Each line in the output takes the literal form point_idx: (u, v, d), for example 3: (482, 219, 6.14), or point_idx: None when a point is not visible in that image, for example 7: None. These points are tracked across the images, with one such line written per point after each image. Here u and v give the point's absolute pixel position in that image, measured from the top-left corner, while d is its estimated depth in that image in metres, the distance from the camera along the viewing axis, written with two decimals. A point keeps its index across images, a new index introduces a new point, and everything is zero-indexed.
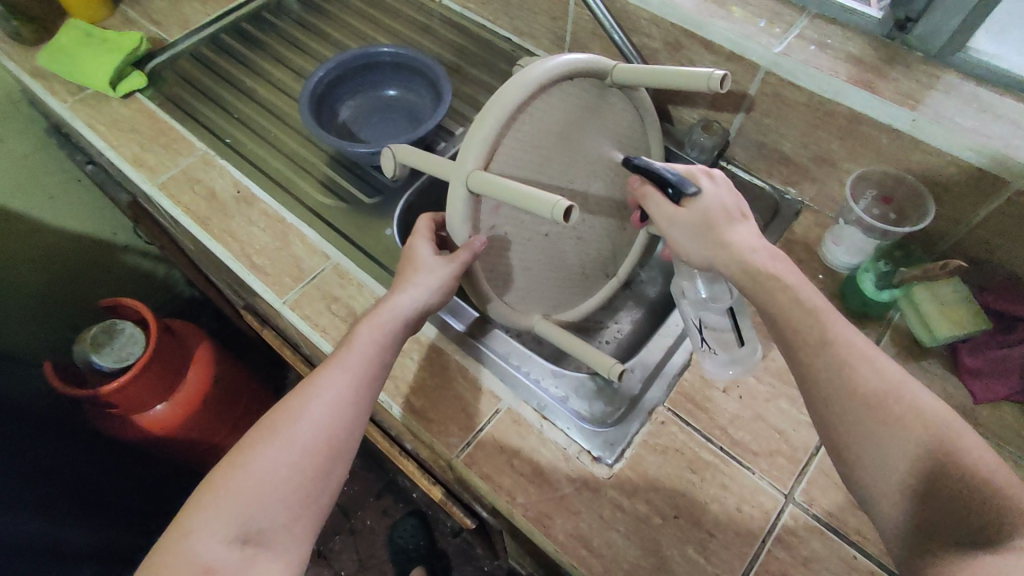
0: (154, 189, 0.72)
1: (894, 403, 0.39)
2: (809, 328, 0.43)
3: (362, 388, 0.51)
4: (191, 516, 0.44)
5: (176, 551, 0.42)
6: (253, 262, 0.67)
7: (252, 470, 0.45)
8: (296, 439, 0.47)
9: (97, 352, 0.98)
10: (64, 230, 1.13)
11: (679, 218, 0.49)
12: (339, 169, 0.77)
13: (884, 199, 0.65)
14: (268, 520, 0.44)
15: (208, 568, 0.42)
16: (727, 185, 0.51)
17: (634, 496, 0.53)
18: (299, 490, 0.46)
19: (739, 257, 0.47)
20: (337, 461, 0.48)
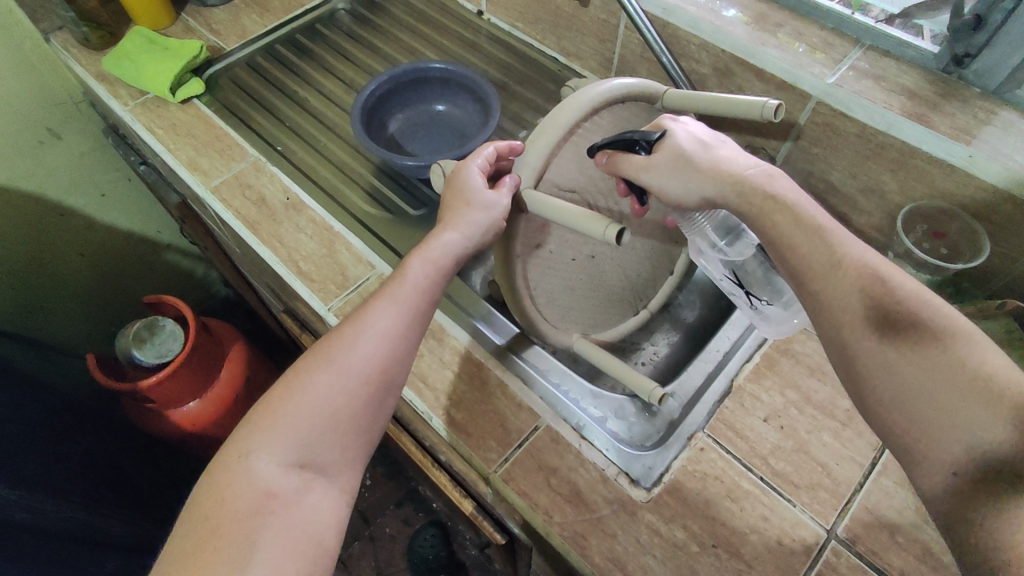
0: (207, 193, 0.74)
1: (908, 317, 0.39)
2: (815, 250, 0.43)
3: (412, 325, 0.51)
4: (249, 436, 0.45)
5: (235, 472, 0.43)
6: (299, 268, 0.68)
7: (308, 397, 0.46)
8: (349, 372, 0.48)
9: (139, 347, 1.00)
10: (111, 227, 1.16)
11: (652, 163, 0.50)
12: (385, 181, 0.78)
13: (935, 233, 0.63)
14: (322, 446, 0.46)
15: (270, 492, 0.43)
16: (686, 123, 0.52)
17: (672, 521, 0.53)
18: (351, 423, 0.48)
19: (727, 182, 0.47)
20: (385, 397, 0.50)
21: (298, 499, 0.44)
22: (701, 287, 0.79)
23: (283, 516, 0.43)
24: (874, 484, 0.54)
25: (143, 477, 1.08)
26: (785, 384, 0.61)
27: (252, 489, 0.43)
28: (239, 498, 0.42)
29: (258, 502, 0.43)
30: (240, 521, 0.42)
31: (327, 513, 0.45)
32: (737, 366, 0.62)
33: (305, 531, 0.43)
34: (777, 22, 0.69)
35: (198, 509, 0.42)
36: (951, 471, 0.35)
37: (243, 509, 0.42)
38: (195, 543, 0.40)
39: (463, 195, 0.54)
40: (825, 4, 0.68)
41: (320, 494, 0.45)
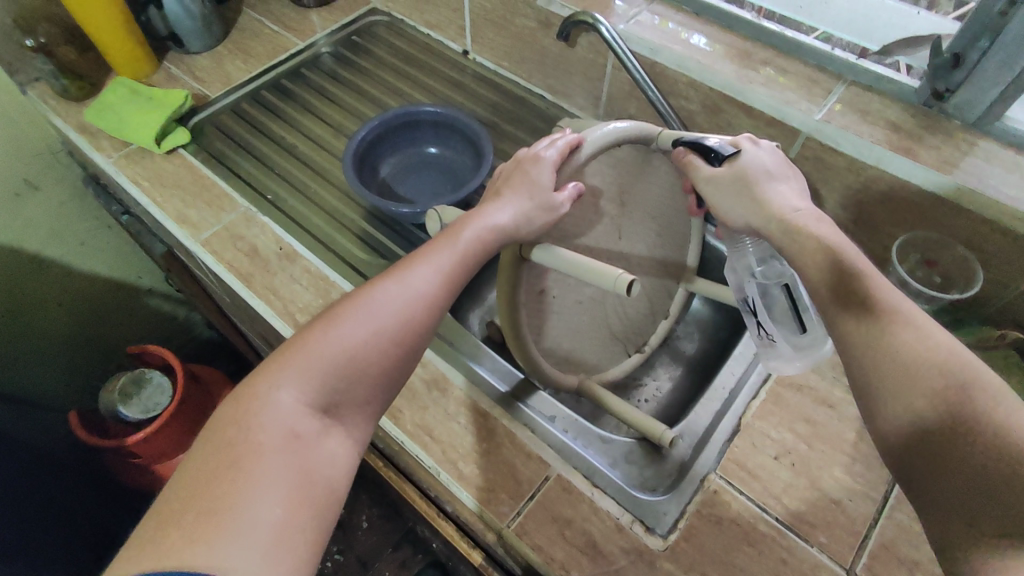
0: (197, 246, 0.72)
1: (933, 360, 0.37)
2: (851, 289, 0.42)
3: (452, 287, 0.50)
4: (279, 371, 0.42)
5: (261, 403, 0.41)
6: (296, 320, 0.67)
7: (343, 340, 0.44)
8: (385, 319, 0.46)
9: (125, 402, 0.98)
10: (92, 274, 1.13)
11: (716, 177, 0.52)
12: (378, 226, 0.78)
13: (928, 262, 0.64)
14: (347, 395, 0.44)
15: (294, 430, 0.40)
16: (772, 149, 0.53)
17: (691, 570, 0.52)
18: (379, 376, 0.45)
19: (773, 215, 0.48)
20: (415, 356, 0.48)
21: (317, 442, 0.41)
22: (698, 320, 0.79)
23: (303, 457, 0.40)
24: (888, 520, 0.54)
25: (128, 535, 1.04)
26: (792, 419, 0.61)
27: (277, 422, 0.40)
28: (263, 430, 0.40)
29: (281, 438, 0.40)
30: (261, 452, 0.39)
31: (343, 464, 0.42)
32: (743, 404, 0.62)
33: (320, 477, 0.40)
34: (761, 59, 0.70)
35: (218, 435, 0.39)
36: (966, 522, 0.32)
37: (265, 441, 0.39)
38: (214, 464, 0.37)
39: (529, 177, 0.53)
40: (807, 41, 0.70)
41: (339, 443, 0.43)
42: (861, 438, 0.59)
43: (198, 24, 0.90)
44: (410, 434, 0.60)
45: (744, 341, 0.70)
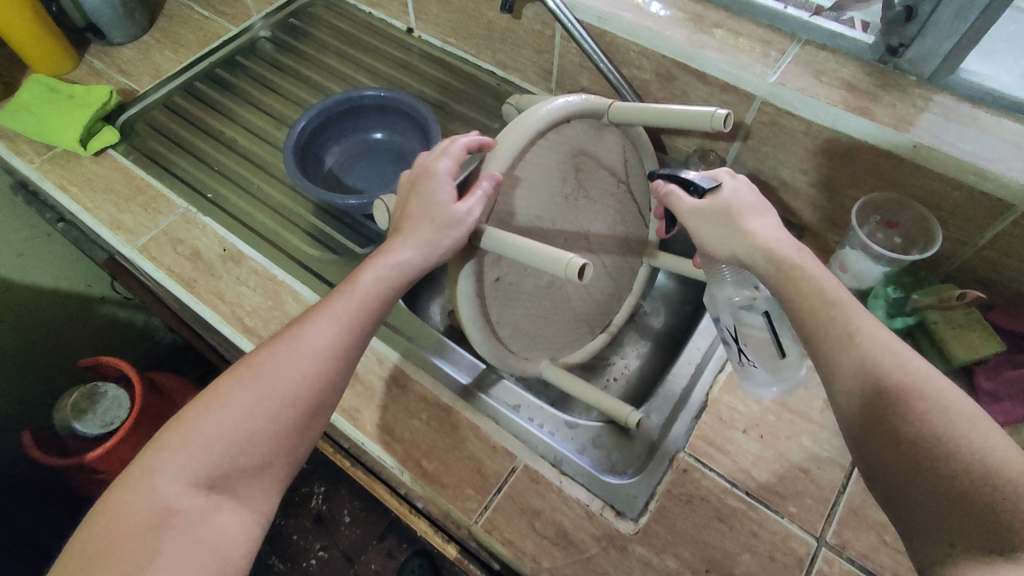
0: (134, 252, 0.68)
1: (909, 391, 0.37)
2: (830, 322, 0.41)
3: (353, 333, 0.48)
4: (161, 448, 0.42)
5: (142, 481, 0.40)
6: (245, 324, 0.64)
7: (227, 410, 0.43)
8: (275, 378, 0.44)
9: (79, 419, 0.93)
10: (36, 286, 1.08)
11: (698, 210, 0.48)
12: (327, 218, 0.74)
13: (888, 223, 0.63)
14: (237, 463, 0.42)
15: (172, 509, 0.39)
16: (751, 184, 0.49)
17: (663, 552, 0.52)
18: (274, 438, 0.44)
19: (759, 246, 0.44)
20: (317, 412, 0.46)
21: (202, 520, 0.40)
22: (664, 295, 0.78)
23: (183, 536, 0.39)
24: (856, 485, 0.54)
25: None
26: None
27: (155, 501, 0.39)
28: (138, 513, 0.39)
29: (159, 518, 0.39)
30: (135, 536, 0.38)
31: (234, 538, 0.41)
32: (710, 378, 0.61)
33: (205, 554, 0.39)
34: (714, 22, 0.68)
35: (92, 520, 0.39)
36: (948, 543, 0.34)
37: (141, 523, 0.38)
38: (87, 552, 0.37)
39: (427, 203, 0.50)
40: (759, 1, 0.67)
41: (230, 516, 0.41)
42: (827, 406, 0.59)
43: (119, 13, 0.85)
44: (371, 435, 0.58)
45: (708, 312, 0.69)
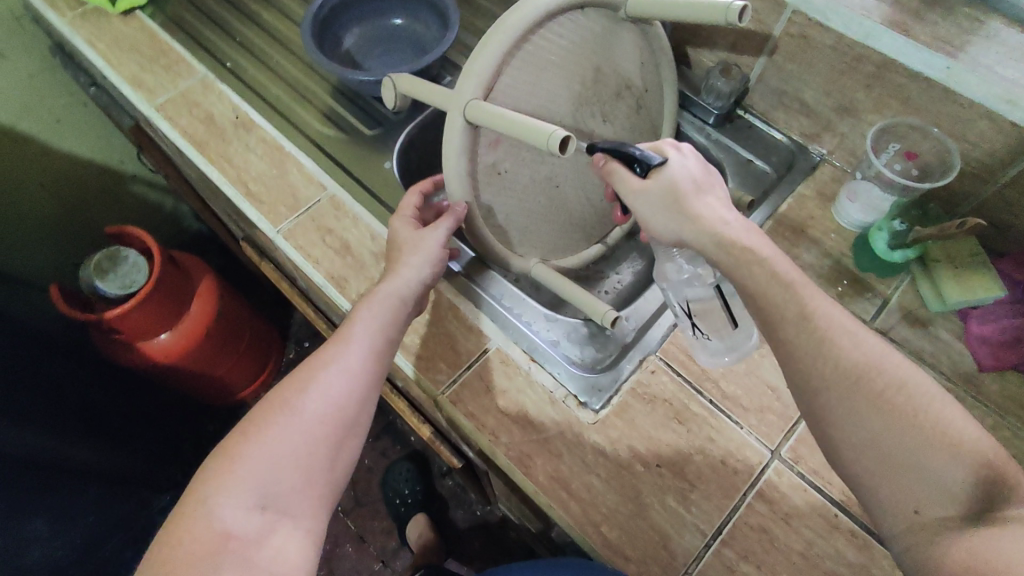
0: (152, 111, 0.70)
1: (880, 379, 0.37)
2: (786, 305, 0.41)
3: (375, 359, 0.50)
4: (208, 479, 0.43)
5: (197, 512, 0.41)
6: (248, 189, 0.66)
7: (270, 436, 0.44)
8: (310, 407, 0.46)
9: (101, 277, 0.99)
10: (72, 154, 1.13)
11: (645, 191, 0.47)
12: (341, 100, 0.74)
13: (907, 154, 0.60)
14: (284, 482, 0.43)
15: (228, 534, 0.40)
16: (696, 156, 0.49)
17: (618, 443, 0.53)
18: (316, 463, 0.45)
19: (707, 231, 0.44)
20: (350, 434, 0.47)
21: (259, 544, 0.41)
22: None
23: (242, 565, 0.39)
24: None
25: (116, 408, 1.09)
26: None
27: (213, 531, 0.40)
28: (196, 543, 0.39)
29: (217, 544, 0.40)
30: (196, 562, 0.39)
31: (291, 557, 0.42)
32: None
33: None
34: None
35: (151, 560, 0.39)
36: (913, 509, 0.36)
37: (201, 553, 0.39)
38: None
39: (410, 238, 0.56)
40: None
41: (285, 538, 0.42)
42: None
43: None
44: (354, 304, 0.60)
45: None
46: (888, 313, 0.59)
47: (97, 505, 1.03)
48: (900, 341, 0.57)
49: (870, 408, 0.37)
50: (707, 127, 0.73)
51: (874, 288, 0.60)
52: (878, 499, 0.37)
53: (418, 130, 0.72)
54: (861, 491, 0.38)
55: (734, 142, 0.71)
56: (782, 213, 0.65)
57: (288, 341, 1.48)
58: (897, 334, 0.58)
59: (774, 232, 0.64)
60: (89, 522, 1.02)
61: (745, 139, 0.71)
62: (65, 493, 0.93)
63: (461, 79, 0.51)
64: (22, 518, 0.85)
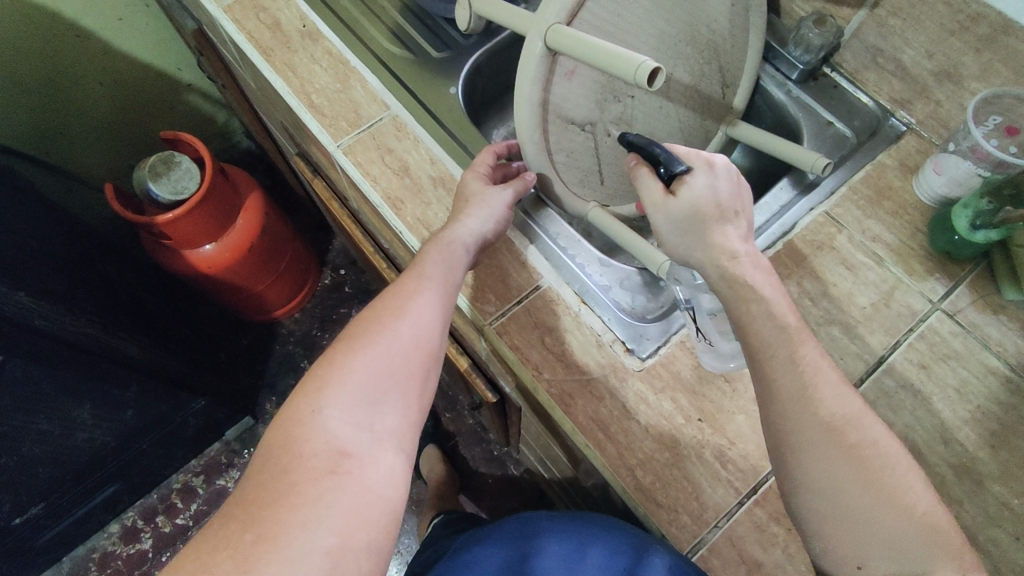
0: (220, 12, 0.70)
1: (853, 433, 0.41)
2: (776, 346, 0.43)
3: (452, 297, 0.53)
4: (315, 399, 0.46)
5: (307, 429, 0.45)
6: (311, 100, 0.65)
7: (368, 363, 0.47)
8: (400, 339, 0.49)
9: (154, 180, 1.00)
10: (132, 57, 1.14)
11: (665, 205, 0.47)
12: (410, 18, 0.72)
13: (1009, 129, 0.55)
14: (383, 406, 0.47)
15: (342, 450, 0.44)
16: (732, 177, 0.47)
17: (661, 392, 0.53)
18: (407, 390, 0.48)
19: (717, 264, 0.45)
20: (433, 364, 0.51)
21: (369, 459, 0.45)
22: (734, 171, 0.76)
23: (354, 480, 0.43)
24: (872, 383, 0.53)
25: (161, 311, 1.13)
26: (803, 276, 0.58)
27: (326, 448, 0.44)
28: (314, 458, 0.43)
29: (333, 459, 0.44)
30: (315, 476, 0.43)
31: (396, 471, 0.46)
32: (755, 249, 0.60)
33: (375, 496, 0.44)
34: None
35: (274, 468, 0.43)
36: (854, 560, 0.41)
37: (317, 467, 0.43)
38: (274, 495, 0.42)
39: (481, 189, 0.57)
40: None
41: (390, 454, 0.46)
42: (871, 305, 0.56)
43: None
44: (409, 227, 0.59)
45: (781, 186, 0.64)
46: (957, 296, 0.56)
47: (139, 401, 1.08)
48: (966, 325, 0.55)
49: (839, 461, 0.40)
50: (788, 83, 0.68)
51: (944, 269, 0.57)
52: (829, 544, 0.41)
53: (486, 56, 0.70)
54: (806, 531, 0.42)
55: (815, 101, 0.67)
56: (859, 179, 0.62)
57: (326, 267, 1.51)
58: (964, 318, 0.55)
59: (847, 199, 0.61)
60: (128, 417, 1.08)
61: (827, 98, 0.66)
62: (109, 385, 0.98)
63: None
64: (63, 400, 0.91)
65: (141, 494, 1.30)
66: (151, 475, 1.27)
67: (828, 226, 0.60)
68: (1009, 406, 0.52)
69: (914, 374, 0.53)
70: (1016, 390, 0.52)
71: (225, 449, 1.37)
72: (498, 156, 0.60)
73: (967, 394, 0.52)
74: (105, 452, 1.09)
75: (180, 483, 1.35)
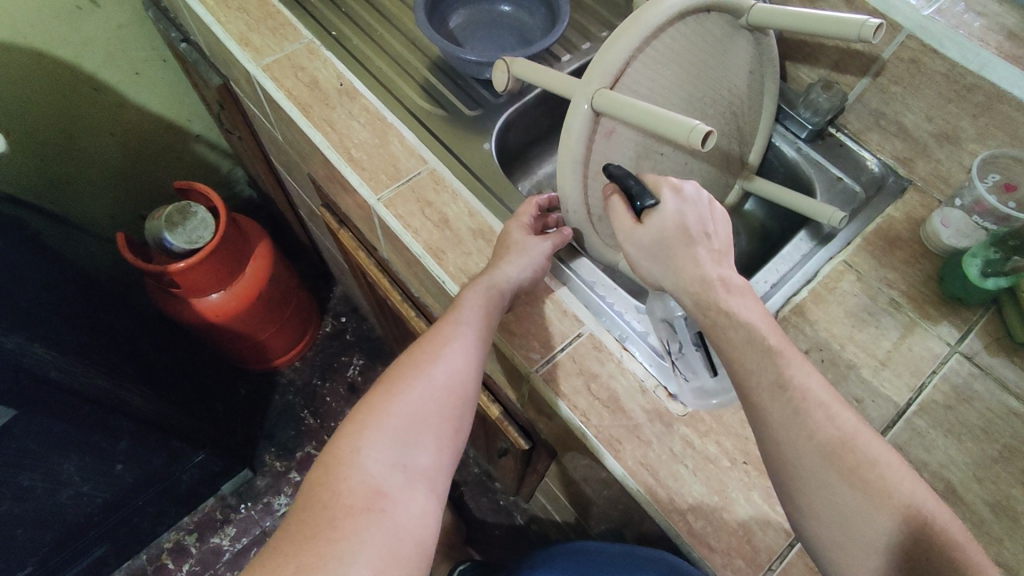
0: (259, 70, 0.72)
1: (870, 474, 0.42)
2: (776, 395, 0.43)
3: (485, 343, 0.54)
4: (352, 439, 0.46)
5: (345, 467, 0.45)
6: (351, 154, 0.67)
7: (405, 405, 0.48)
8: (435, 382, 0.50)
9: (170, 230, 1.00)
10: (143, 109, 1.15)
11: (636, 232, 0.49)
12: (441, 77, 0.76)
13: (1006, 185, 0.61)
14: (419, 448, 0.47)
15: (377, 488, 0.44)
16: (698, 202, 0.49)
17: (706, 436, 0.54)
18: (441, 431, 0.49)
19: (689, 291, 0.47)
20: (467, 408, 0.51)
21: (402, 498, 0.45)
22: (748, 223, 0.80)
23: (389, 518, 0.43)
24: (905, 423, 0.56)
25: (163, 361, 1.10)
26: (829, 321, 0.61)
27: (363, 487, 0.44)
28: (350, 495, 0.43)
29: (369, 498, 0.44)
30: (352, 514, 0.43)
31: (429, 512, 0.46)
32: (783, 298, 0.63)
33: (409, 535, 0.44)
34: None
35: (311, 504, 0.43)
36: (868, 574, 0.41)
37: (353, 504, 0.43)
38: (312, 529, 0.42)
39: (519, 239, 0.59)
40: None
41: (423, 496, 0.46)
42: (894, 348, 0.59)
43: None
44: (452, 276, 0.61)
45: (800, 237, 0.68)
46: (972, 340, 0.60)
47: (133, 455, 1.03)
48: (983, 367, 0.59)
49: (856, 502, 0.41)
50: (799, 141, 0.74)
51: (958, 314, 0.61)
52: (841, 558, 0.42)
53: (516, 114, 0.74)
54: (821, 558, 0.44)
55: (824, 158, 0.72)
56: (871, 231, 0.66)
57: (326, 315, 1.51)
58: (981, 360, 0.59)
59: (862, 249, 0.65)
60: (121, 472, 1.03)
61: (834, 155, 0.72)
62: (104, 438, 0.95)
63: (595, 65, 0.52)
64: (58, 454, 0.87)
65: (129, 556, 1.23)
66: (140, 535, 1.21)
67: (848, 274, 0.64)
68: None
69: (942, 414, 0.56)
70: None
71: (220, 504, 1.32)
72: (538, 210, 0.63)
73: (993, 432, 0.55)
74: (95, 511, 1.05)
75: (171, 542, 1.29)
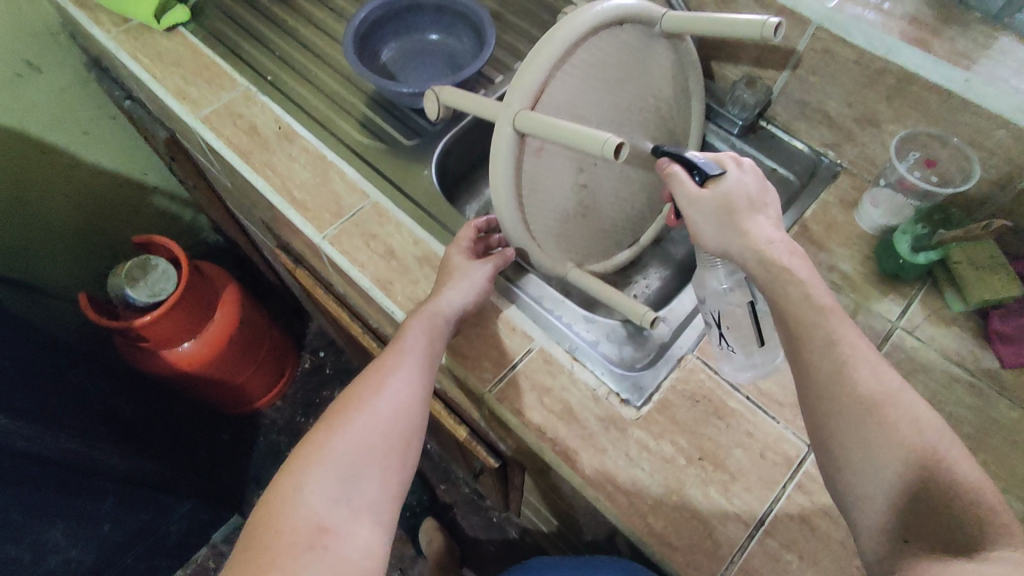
0: (196, 122, 0.73)
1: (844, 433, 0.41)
2: None
3: (429, 372, 0.55)
4: (295, 477, 0.47)
5: (288, 505, 0.45)
6: (293, 196, 0.68)
7: (348, 439, 0.49)
8: (378, 414, 0.50)
9: (131, 285, 1.01)
10: (96, 166, 1.15)
11: (702, 199, 0.48)
12: (378, 110, 0.77)
13: (927, 162, 0.62)
14: (364, 480, 0.48)
15: (320, 524, 0.45)
16: (754, 174, 0.50)
17: (661, 437, 0.55)
18: (386, 462, 0.49)
19: (753, 247, 0.46)
20: (414, 437, 0.52)
21: (346, 531, 0.45)
22: None
23: (332, 552, 0.44)
24: None
25: (138, 416, 1.10)
26: None
27: (306, 524, 0.44)
28: (293, 533, 0.44)
29: (311, 534, 0.44)
30: (293, 551, 0.43)
31: (374, 542, 0.46)
32: None
33: (352, 568, 0.44)
34: None
35: (253, 545, 0.43)
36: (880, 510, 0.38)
37: (296, 542, 0.43)
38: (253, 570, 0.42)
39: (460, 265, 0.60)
40: None
41: (368, 528, 0.46)
42: None
43: None
44: (400, 306, 0.61)
45: None
46: (911, 314, 0.61)
47: (117, 514, 1.02)
48: (925, 339, 0.60)
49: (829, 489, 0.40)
50: (732, 137, 0.76)
51: (895, 291, 0.63)
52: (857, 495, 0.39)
53: (455, 139, 0.75)
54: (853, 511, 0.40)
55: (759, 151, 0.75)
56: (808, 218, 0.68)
57: (304, 351, 1.51)
58: (923, 333, 0.60)
59: (800, 237, 0.67)
60: (108, 532, 1.02)
61: (767, 148, 0.74)
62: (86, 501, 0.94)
63: (514, 88, 0.53)
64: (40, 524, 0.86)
65: None
66: None
67: None
68: (977, 409, 0.56)
69: None
70: (980, 392, 0.57)
71: (212, 553, 1.31)
72: (477, 235, 0.64)
73: (938, 402, 0.57)
74: None
75: None
